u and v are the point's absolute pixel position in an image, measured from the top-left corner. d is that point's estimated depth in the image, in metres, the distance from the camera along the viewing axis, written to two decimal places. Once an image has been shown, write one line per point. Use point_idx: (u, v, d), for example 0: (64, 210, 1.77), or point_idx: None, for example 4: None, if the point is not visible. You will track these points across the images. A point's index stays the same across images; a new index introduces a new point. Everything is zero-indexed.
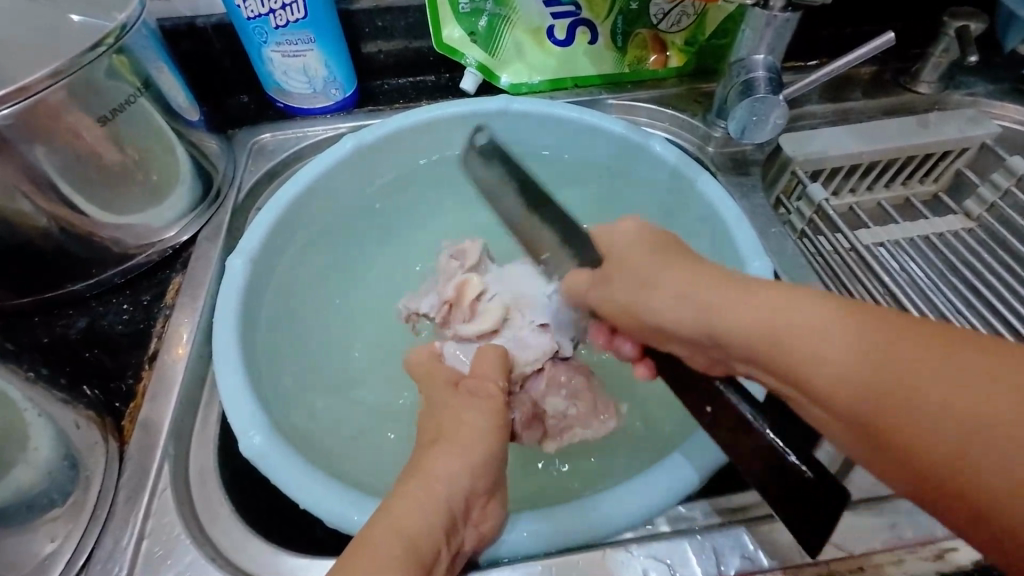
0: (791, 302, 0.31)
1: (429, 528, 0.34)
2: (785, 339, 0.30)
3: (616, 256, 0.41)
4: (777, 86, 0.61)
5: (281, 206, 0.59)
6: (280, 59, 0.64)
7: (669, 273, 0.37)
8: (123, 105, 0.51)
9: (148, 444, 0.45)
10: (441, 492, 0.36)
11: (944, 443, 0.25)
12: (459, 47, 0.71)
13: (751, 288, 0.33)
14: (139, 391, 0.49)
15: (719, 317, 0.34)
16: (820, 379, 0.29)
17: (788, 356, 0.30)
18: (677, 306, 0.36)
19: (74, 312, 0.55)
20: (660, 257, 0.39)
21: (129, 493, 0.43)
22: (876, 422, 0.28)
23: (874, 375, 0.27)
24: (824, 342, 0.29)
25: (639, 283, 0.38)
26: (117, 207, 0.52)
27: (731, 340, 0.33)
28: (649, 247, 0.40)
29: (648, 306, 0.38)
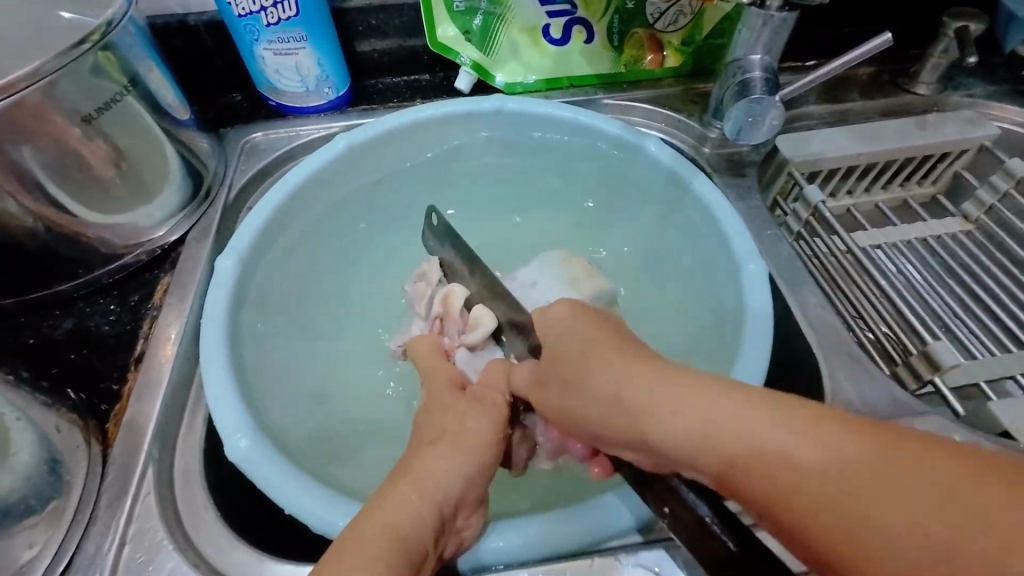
0: (717, 404, 0.29)
1: (418, 527, 0.34)
2: (725, 448, 0.28)
3: (558, 340, 0.39)
4: (774, 87, 0.60)
5: (270, 207, 0.58)
6: (272, 57, 0.63)
7: (608, 358, 0.36)
8: (110, 103, 0.50)
9: (132, 447, 0.45)
10: (433, 492, 0.35)
11: (911, 563, 0.22)
12: (453, 45, 0.70)
13: (690, 389, 0.31)
14: (125, 393, 0.48)
15: (654, 421, 0.31)
16: (774, 502, 0.26)
17: (726, 465, 0.28)
18: (611, 401, 0.34)
19: (60, 312, 0.55)
20: (599, 342, 0.37)
21: (112, 498, 0.42)
22: (825, 554, 0.25)
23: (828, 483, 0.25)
24: (752, 448, 0.27)
25: (574, 368, 0.37)
26: (106, 207, 0.52)
27: (671, 448, 0.31)
28: (581, 329, 0.38)
29: (593, 384, 0.35)
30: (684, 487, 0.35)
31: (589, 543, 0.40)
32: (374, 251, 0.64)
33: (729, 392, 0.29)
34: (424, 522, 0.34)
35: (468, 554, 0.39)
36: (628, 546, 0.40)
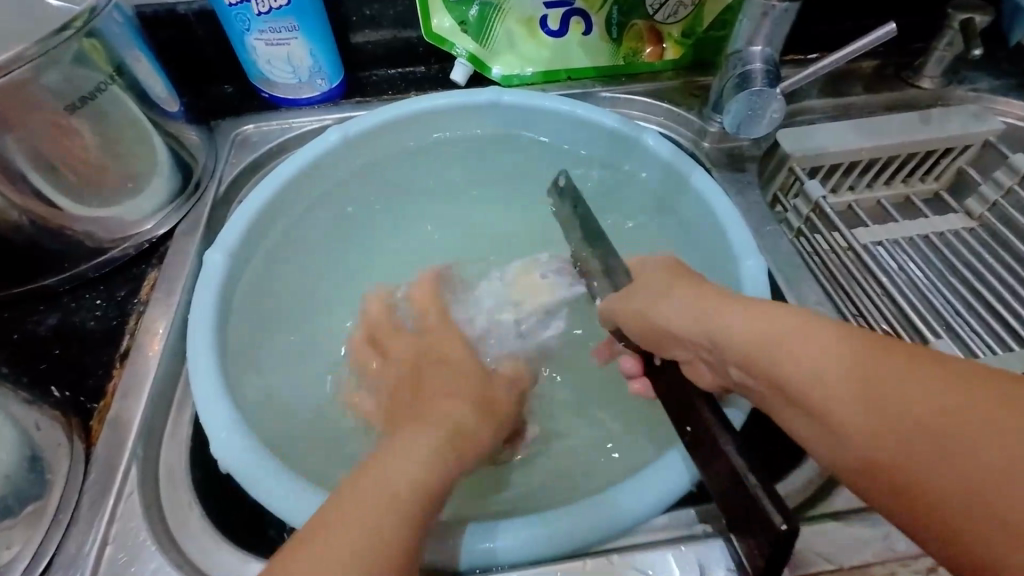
0: (790, 320, 0.32)
1: (396, 515, 0.33)
2: (781, 357, 0.31)
3: (648, 279, 0.42)
4: (774, 79, 0.59)
5: (259, 202, 0.57)
6: (263, 47, 0.62)
7: (675, 293, 0.39)
8: (95, 93, 0.49)
9: (116, 445, 0.44)
10: (404, 478, 0.35)
11: (929, 441, 0.26)
12: (449, 37, 0.69)
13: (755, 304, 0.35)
14: (109, 389, 0.47)
15: (725, 316, 0.35)
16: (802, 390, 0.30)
17: (779, 360, 0.32)
18: (688, 309, 0.38)
19: (45, 307, 0.53)
20: (677, 282, 0.40)
21: (94, 497, 0.42)
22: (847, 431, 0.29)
23: (877, 385, 0.28)
24: (816, 357, 0.30)
25: (654, 294, 0.41)
26: (90, 199, 0.51)
27: (730, 346, 0.34)
28: (666, 276, 0.42)
29: (664, 310, 0.39)
30: (708, 409, 0.37)
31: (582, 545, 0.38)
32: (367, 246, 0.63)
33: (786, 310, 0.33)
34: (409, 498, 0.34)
35: (468, 548, 0.38)
36: (623, 547, 0.39)
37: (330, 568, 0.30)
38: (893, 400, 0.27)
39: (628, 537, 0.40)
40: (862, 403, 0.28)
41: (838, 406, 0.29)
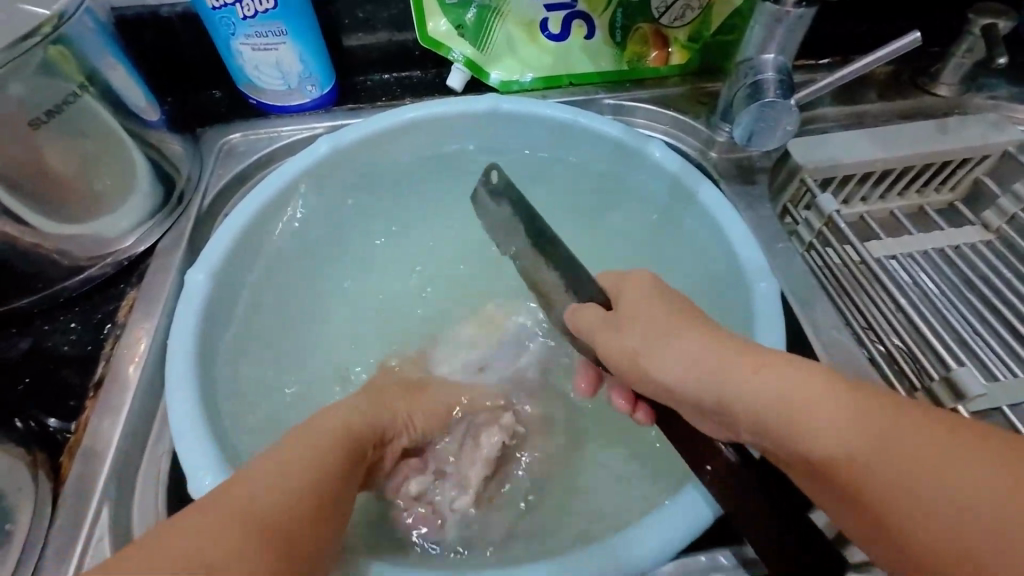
0: (828, 389, 0.29)
1: (316, 457, 0.36)
2: (824, 434, 0.28)
3: (637, 308, 0.38)
4: (789, 89, 0.56)
5: (245, 216, 0.54)
6: (250, 52, 0.59)
7: (677, 330, 0.35)
8: (64, 105, 0.46)
9: (87, 483, 0.41)
10: (322, 440, 0.38)
11: (967, 524, 0.25)
12: (445, 41, 0.66)
13: (777, 354, 0.31)
14: (81, 421, 0.44)
15: (746, 380, 0.31)
16: (838, 464, 0.28)
17: (820, 438, 0.28)
18: (698, 364, 0.33)
19: (16, 330, 0.50)
20: (674, 319, 0.36)
21: (61, 543, 0.38)
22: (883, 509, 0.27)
23: (939, 468, 0.26)
24: (866, 436, 0.27)
25: (652, 338, 0.36)
26: (63, 215, 0.48)
27: (756, 415, 0.30)
28: (664, 315, 0.37)
29: (667, 360, 0.34)
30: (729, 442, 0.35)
31: None
32: (360, 261, 0.60)
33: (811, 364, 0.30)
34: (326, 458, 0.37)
35: None
36: None
37: (248, 487, 0.32)
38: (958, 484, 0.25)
39: None
40: (924, 487, 0.26)
41: (896, 490, 0.26)
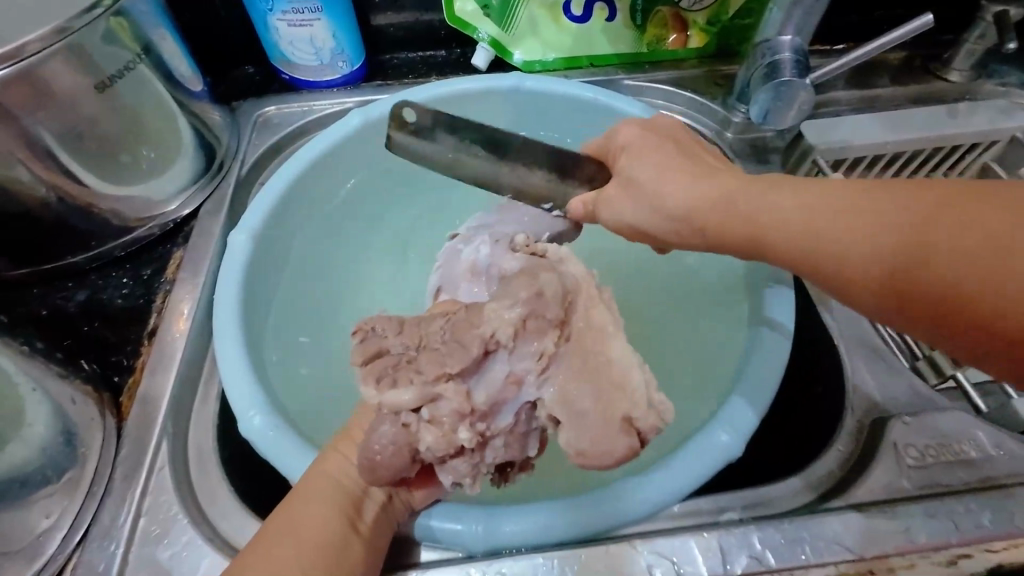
0: (828, 187, 0.31)
1: (331, 513, 0.37)
2: (825, 229, 0.30)
3: (632, 149, 0.40)
4: (804, 69, 0.58)
5: (282, 185, 0.56)
6: (286, 28, 0.61)
7: (670, 175, 0.36)
8: (123, 72, 0.49)
9: (146, 420, 0.45)
10: (331, 486, 0.38)
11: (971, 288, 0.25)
12: (472, 20, 0.68)
13: (783, 180, 0.33)
14: (139, 365, 0.49)
15: (761, 208, 0.32)
16: (836, 260, 0.30)
17: (821, 239, 0.30)
18: (716, 202, 0.34)
19: (73, 284, 0.55)
20: (666, 158, 0.38)
21: (127, 471, 0.43)
22: (910, 297, 0.27)
23: (926, 218, 0.27)
24: (857, 221, 0.29)
25: (642, 170, 0.38)
26: (119, 178, 0.51)
27: (774, 236, 0.32)
28: (651, 139, 0.40)
29: (662, 193, 0.36)
30: None
31: (604, 529, 0.39)
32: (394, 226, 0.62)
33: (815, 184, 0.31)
34: (334, 507, 0.37)
35: (484, 534, 0.39)
36: (643, 533, 0.40)
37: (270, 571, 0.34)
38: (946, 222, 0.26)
39: (648, 522, 0.40)
40: (916, 245, 0.27)
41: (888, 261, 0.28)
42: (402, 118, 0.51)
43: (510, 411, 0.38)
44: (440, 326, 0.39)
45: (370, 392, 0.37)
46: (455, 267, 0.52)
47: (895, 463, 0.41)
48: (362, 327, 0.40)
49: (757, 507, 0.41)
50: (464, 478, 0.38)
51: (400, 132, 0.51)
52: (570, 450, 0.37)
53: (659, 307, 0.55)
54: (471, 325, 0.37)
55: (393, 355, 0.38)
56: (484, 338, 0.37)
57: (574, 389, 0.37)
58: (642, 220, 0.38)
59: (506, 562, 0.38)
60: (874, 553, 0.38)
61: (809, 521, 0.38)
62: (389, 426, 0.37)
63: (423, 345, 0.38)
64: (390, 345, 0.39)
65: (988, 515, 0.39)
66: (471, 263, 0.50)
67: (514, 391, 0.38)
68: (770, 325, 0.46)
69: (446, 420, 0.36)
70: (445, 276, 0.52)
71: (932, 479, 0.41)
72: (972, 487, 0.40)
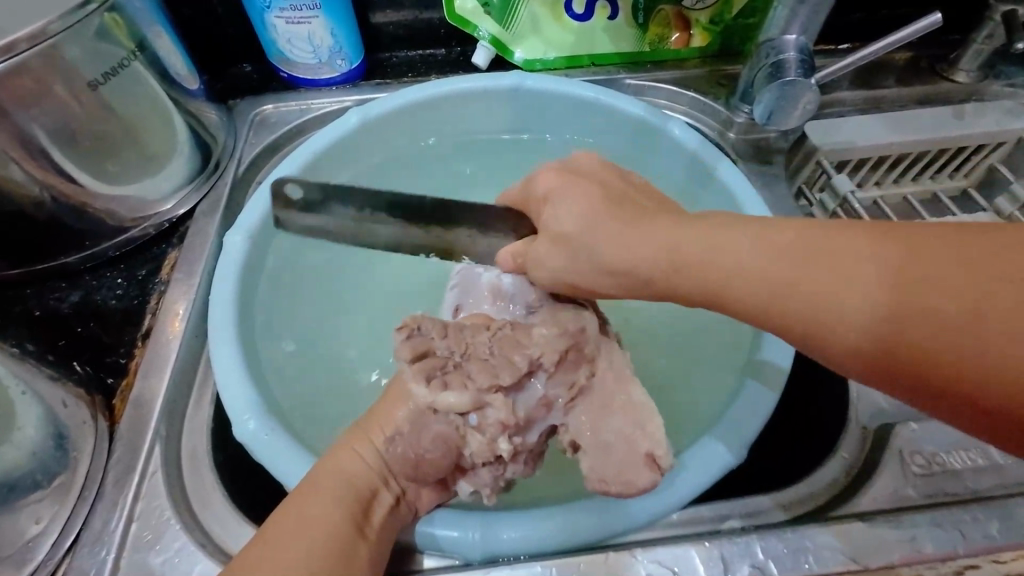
0: (791, 242, 0.30)
1: (342, 511, 0.36)
2: (796, 287, 0.29)
3: (557, 199, 0.39)
4: (809, 69, 0.57)
5: (279, 185, 0.55)
6: (284, 26, 0.61)
7: (609, 227, 0.36)
8: (116, 69, 0.48)
9: (140, 423, 0.45)
10: (342, 486, 0.37)
11: (953, 353, 0.25)
12: (472, 18, 0.67)
13: (742, 229, 0.32)
14: (132, 367, 0.48)
15: (722, 266, 0.32)
16: (813, 320, 0.29)
17: (795, 300, 0.29)
18: (676, 256, 0.33)
19: (67, 284, 0.54)
20: (604, 206, 0.37)
21: (119, 475, 0.42)
22: (889, 357, 0.27)
23: (897, 276, 0.27)
24: (828, 282, 0.28)
25: (584, 223, 0.36)
26: (113, 178, 0.50)
27: (740, 295, 0.31)
28: (579, 186, 0.39)
29: (614, 248, 0.35)
30: None
31: (603, 537, 0.38)
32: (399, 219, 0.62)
33: (770, 229, 0.31)
34: (344, 507, 0.36)
35: (482, 541, 0.38)
36: (643, 541, 0.39)
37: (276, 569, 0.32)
38: (919, 278, 0.26)
39: (648, 530, 0.40)
40: (888, 306, 0.27)
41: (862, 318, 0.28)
42: (286, 194, 0.47)
43: (537, 430, 0.39)
44: (486, 338, 0.40)
45: (421, 391, 0.38)
46: (474, 288, 0.47)
47: (900, 471, 0.41)
48: (410, 324, 0.40)
49: (759, 515, 0.40)
50: (483, 488, 0.40)
51: (289, 211, 0.47)
52: (591, 477, 0.38)
53: (659, 309, 0.55)
54: (519, 345, 0.39)
55: (438, 358, 0.39)
56: (531, 359, 0.38)
57: (602, 422, 0.38)
58: (579, 272, 0.37)
59: (504, 571, 0.37)
60: (879, 563, 0.37)
61: (812, 530, 0.38)
62: (439, 425, 0.37)
63: (468, 354, 0.39)
64: (436, 347, 0.40)
65: (995, 525, 0.38)
66: (493, 286, 0.46)
67: (544, 412, 0.39)
68: (770, 331, 0.46)
69: (491, 430, 0.37)
70: (463, 293, 0.48)
71: (938, 488, 0.40)
72: (980, 496, 0.39)
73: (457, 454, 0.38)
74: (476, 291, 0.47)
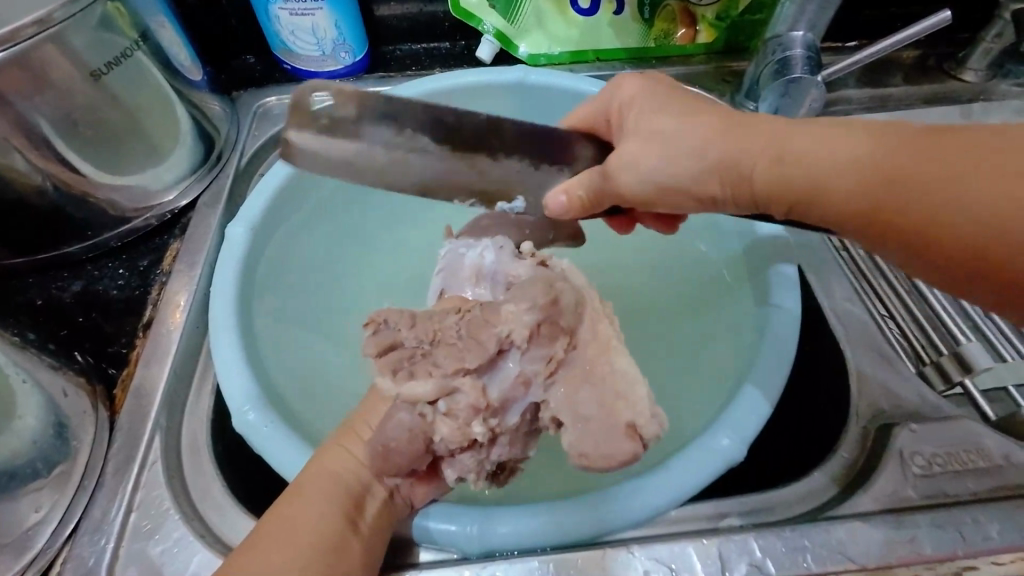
0: (873, 143, 0.32)
1: (329, 511, 0.36)
2: (887, 180, 0.31)
3: (636, 98, 0.42)
4: (816, 66, 0.57)
5: (281, 176, 0.55)
6: (288, 17, 0.60)
7: (705, 119, 0.37)
8: (119, 59, 0.48)
9: (140, 414, 0.45)
10: (329, 484, 0.37)
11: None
12: (476, 11, 0.67)
13: (835, 129, 0.34)
14: (134, 357, 0.48)
15: (824, 166, 0.33)
16: (908, 207, 0.31)
17: (881, 191, 0.32)
18: (779, 153, 0.35)
19: (69, 274, 0.54)
20: (695, 109, 0.39)
21: (119, 464, 0.42)
22: (965, 255, 0.30)
23: (999, 187, 0.28)
24: (933, 184, 0.30)
25: (668, 122, 0.39)
26: (117, 168, 0.50)
27: (827, 184, 0.33)
28: (661, 94, 0.41)
29: (707, 147, 0.37)
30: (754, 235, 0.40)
31: (598, 533, 0.38)
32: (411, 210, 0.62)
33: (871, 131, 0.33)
34: (334, 506, 0.36)
35: (475, 537, 0.38)
36: (640, 538, 0.39)
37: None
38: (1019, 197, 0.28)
39: (646, 527, 0.40)
40: (985, 209, 0.29)
41: (953, 220, 0.30)
42: (311, 103, 0.39)
43: (517, 409, 0.39)
44: (455, 321, 0.39)
45: (386, 384, 0.38)
46: (462, 270, 0.48)
47: (901, 471, 0.41)
48: (377, 319, 0.40)
49: (757, 513, 0.40)
50: (470, 473, 0.39)
51: (306, 128, 0.39)
52: (571, 452, 0.38)
53: (660, 308, 0.54)
54: (486, 325, 0.38)
55: (405, 349, 0.39)
56: (499, 338, 0.37)
57: (579, 397, 0.38)
58: (672, 174, 0.38)
59: (501, 565, 0.37)
60: (877, 563, 0.37)
61: (811, 529, 0.38)
62: (406, 413, 0.37)
63: (437, 341, 0.39)
64: (403, 338, 0.39)
65: (995, 527, 0.38)
66: (476, 267, 0.47)
67: (522, 391, 0.39)
68: (773, 332, 0.45)
69: (462, 413, 0.37)
70: (448, 276, 0.48)
71: (939, 489, 0.40)
72: (979, 497, 0.39)
73: (427, 441, 0.38)
74: (459, 275, 0.48)
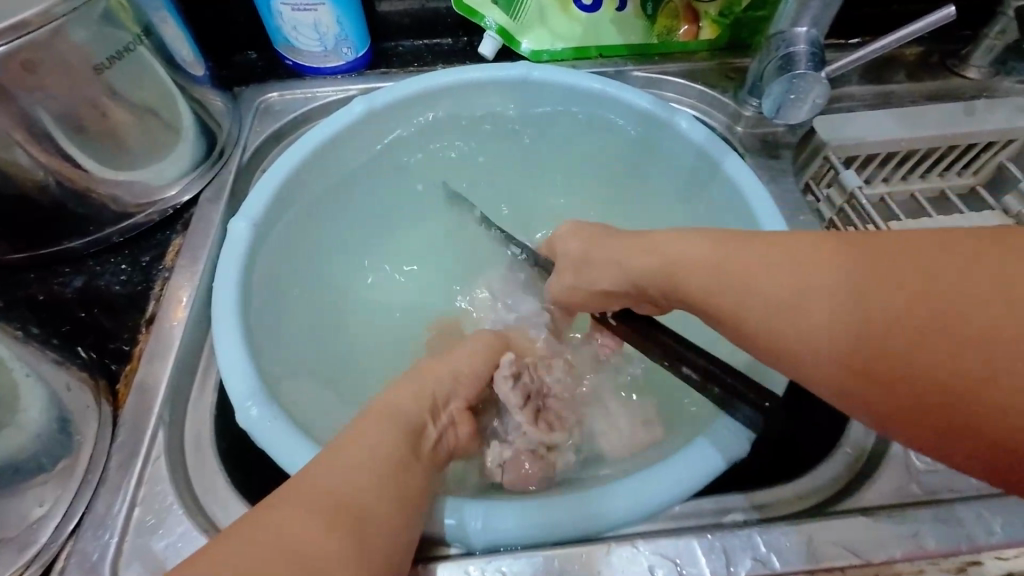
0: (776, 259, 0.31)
1: (397, 439, 0.39)
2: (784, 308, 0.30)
3: (583, 238, 0.45)
4: (819, 62, 0.57)
5: (283, 173, 0.55)
6: (290, 13, 0.60)
7: (631, 252, 0.39)
8: (122, 53, 0.47)
9: (143, 409, 0.45)
10: (397, 420, 0.40)
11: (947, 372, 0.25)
12: (479, 7, 0.67)
13: (739, 249, 0.33)
14: (137, 353, 0.48)
15: (725, 285, 0.33)
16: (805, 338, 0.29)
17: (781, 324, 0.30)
18: (673, 272, 0.36)
19: (71, 269, 0.54)
20: (621, 236, 0.41)
21: (122, 460, 0.42)
22: (898, 392, 0.26)
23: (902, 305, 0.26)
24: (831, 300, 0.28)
25: (606, 252, 0.42)
26: (119, 163, 0.50)
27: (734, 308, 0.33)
28: (604, 229, 0.44)
29: (626, 263, 0.39)
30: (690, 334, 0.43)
31: (603, 528, 0.38)
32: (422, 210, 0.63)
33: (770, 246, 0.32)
34: (398, 438, 0.39)
35: (481, 531, 0.38)
36: (643, 533, 0.39)
37: (309, 487, 0.33)
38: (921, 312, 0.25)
39: (650, 522, 0.40)
40: (886, 329, 0.26)
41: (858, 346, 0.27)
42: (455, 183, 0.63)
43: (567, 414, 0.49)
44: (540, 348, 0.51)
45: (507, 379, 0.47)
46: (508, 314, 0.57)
47: (904, 466, 0.41)
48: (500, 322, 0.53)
49: (761, 508, 0.40)
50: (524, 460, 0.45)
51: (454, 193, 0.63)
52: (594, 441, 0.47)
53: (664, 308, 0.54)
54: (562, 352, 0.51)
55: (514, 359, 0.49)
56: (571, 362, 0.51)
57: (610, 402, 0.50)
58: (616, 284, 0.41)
59: (506, 560, 0.37)
60: (882, 558, 0.37)
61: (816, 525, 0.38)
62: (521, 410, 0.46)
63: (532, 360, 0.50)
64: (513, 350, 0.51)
65: (999, 522, 0.38)
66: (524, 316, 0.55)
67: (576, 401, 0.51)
68: None
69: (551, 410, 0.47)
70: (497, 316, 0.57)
71: (942, 484, 0.40)
72: (983, 493, 0.39)
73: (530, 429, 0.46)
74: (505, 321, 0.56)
